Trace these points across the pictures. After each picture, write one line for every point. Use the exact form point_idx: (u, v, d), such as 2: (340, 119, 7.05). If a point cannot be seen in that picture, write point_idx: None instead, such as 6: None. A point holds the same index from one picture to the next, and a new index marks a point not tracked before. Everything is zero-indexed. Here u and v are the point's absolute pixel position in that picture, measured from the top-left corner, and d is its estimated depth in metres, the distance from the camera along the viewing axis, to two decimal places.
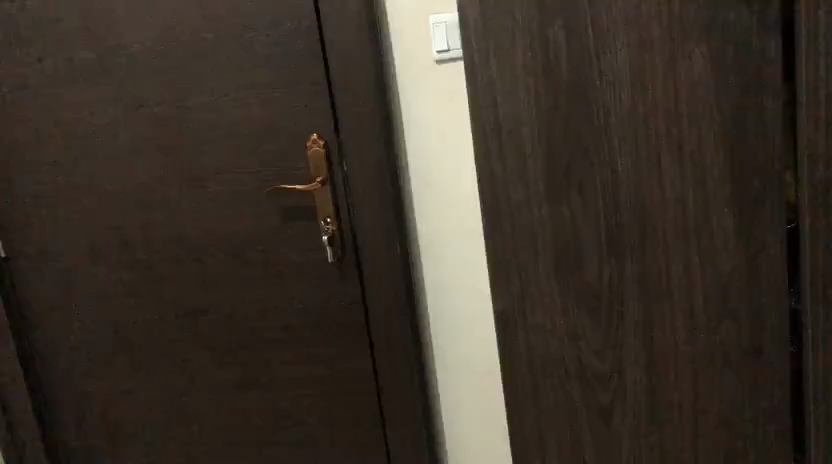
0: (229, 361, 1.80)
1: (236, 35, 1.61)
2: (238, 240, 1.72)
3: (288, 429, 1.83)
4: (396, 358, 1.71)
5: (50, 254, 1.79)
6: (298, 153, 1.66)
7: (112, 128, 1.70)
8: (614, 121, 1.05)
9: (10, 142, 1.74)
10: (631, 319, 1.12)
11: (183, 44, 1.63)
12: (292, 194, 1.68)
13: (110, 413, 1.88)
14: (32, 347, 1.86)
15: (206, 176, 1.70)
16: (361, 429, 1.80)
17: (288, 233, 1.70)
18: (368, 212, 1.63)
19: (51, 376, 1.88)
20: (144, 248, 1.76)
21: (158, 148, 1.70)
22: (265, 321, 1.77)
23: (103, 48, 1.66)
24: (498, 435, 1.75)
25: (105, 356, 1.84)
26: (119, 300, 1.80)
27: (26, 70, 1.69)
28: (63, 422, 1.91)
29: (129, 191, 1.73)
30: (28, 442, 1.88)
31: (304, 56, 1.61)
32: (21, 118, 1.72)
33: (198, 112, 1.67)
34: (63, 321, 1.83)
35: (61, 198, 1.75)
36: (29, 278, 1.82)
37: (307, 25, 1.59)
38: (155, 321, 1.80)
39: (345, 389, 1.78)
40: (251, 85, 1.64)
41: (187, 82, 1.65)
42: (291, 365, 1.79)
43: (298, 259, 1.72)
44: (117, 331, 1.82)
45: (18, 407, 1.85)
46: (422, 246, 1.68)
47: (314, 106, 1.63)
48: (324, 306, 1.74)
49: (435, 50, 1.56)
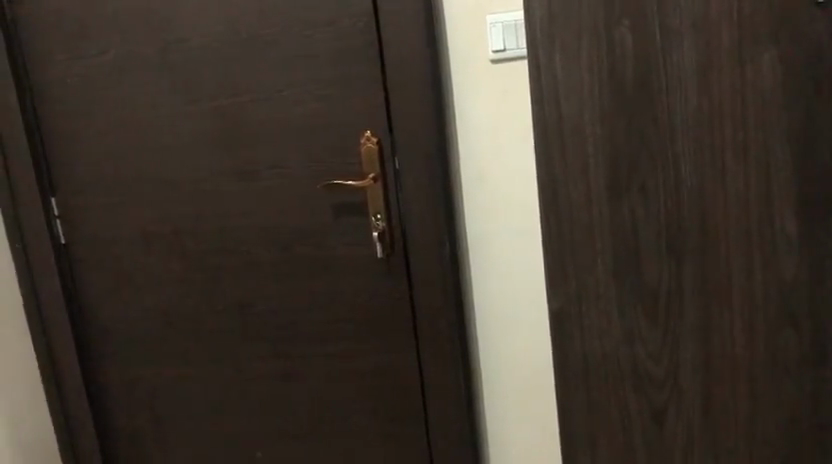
0: (276, 351, 1.82)
1: (294, 32, 1.64)
2: (289, 233, 1.75)
3: (333, 422, 1.85)
4: (442, 356, 1.72)
5: (105, 242, 1.83)
6: (351, 149, 1.68)
7: (170, 121, 1.74)
8: (679, 122, 1.04)
9: (71, 131, 1.79)
10: (689, 323, 1.10)
11: (242, 40, 1.66)
12: (344, 190, 1.70)
13: (158, 399, 1.91)
14: (87, 333, 1.90)
15: (259, 170, 1.73)
16: (404, 424, 1.81)
17: (338, 228, 1.72)
18: (420, 210, 1.65)
19: (102, 361, 1.92)
20: (197, 238, 1.79)
21: (213, 141, 1.73)
22: (313, 315, 1.79)
23: (164, 42, 1.69)
24: (544, 436, 1.75)
25: (157, 345, 1.88)
26: (171, 290, 1.84)
27: (89, 61, 1.74)
28: (112, 407, 1.94)
29: (184, 182, 1.76)
30: (80, 425, 1.93)
31: (361, 54, 1.62)
32: (83, 109, 1.77)
33: (254, 107, 1.69)
34: (116, 307, 1.87)
35: (119, 187, 1.79)
36: (85, 266, 1.86)
37: (364, 23, 1.60)
38: (205, 310, 1.83)
39: (389, 384, 1.80)
40: (307, 81, 1.66)
41: (244, 77, 1.68)
42: (337, 360, 1.81)
43: (348, 254, 1.74)
44: (168, 318, 1.85)
45: (72, 389, 1.90)
46: (472, 245, 1.68)
47: (370, 103, 1.65)
48: (372, 302, 1.76)
49: (491, 50, 1.58)
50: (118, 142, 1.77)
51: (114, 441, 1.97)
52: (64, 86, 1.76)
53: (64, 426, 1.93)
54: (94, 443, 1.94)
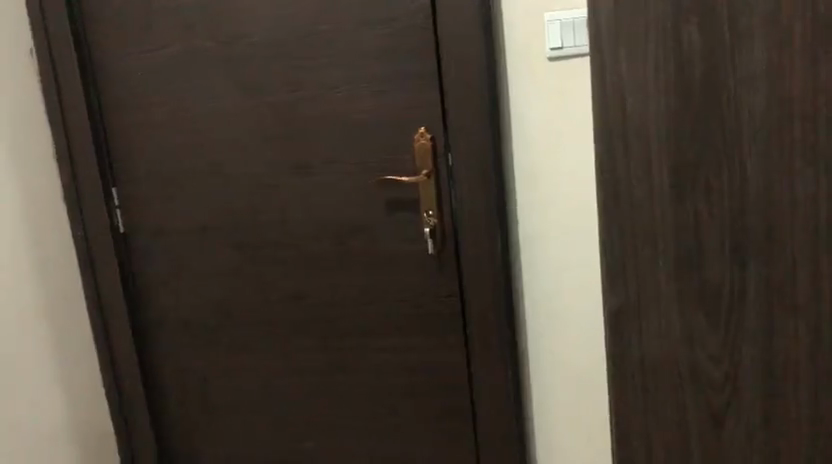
0: (326, 344, 1.85)
1: (351, 29, 1.66)
2: (341, 228, 1.77)
3: (381, 415, 1.86)
4: (491, 354, 1.72)
5: (162, 233, 1.88)
6: (405, 145, 1.69)
7: (227, 115, 1.77)
8: (746, 122, 1.03)
9: (131, 125, 1.83)
10: (751, 326, 1.09)
11: (300, 36, 1.68)
12: (396, 186, 1.72)
13: (210, 387, 1.95)
14: (144, 322, 1.95)
15: (314, 165, 1.75)
16: (451, 420, 1.82)
17: (390, 223, 1.74)
18: (473, 208, 1.65)
19: (157, 350, 1.96)
20: (251, 231, 1.82)
21: (270, 135, 1.76)
22: (363, 309, 1.81)
23: (224, 37, 1.72)
24: (593, 436, 1.75)
25: (210, 335, 1.91)
26: (225, 282, 1.87)
27: (150, 56, 1.78)
28: (166, 395, 1.99)
29: (240, 176, 1.80)
30: (134, 412, 1.97)
31: (417, 51, 1.63)
32: (143, 103, 1.81)
33: (310, 102, 1.72)
34: (172, 297, 1.92)
35: (176, 179, 1.83)
36: (143, 256, 1.90)
37: (421, 21, 1.61)
38: (258, 301, 1.86)
39: (437, 379, 1.81)
40: (363, 77, 1.68)
41: (301, 73, 1.70)
42: (386, 355, 1.82)
43: (399, 250, 1.75)
44: (221, 309, 1.89)
45: (128, 376, 1.95)
46: (525, 244, 1.68)
47: (425, 100, 1.66)
48: (422, 298, 1.77)
49: (548, 47, 1.58)
50: (177, 136, 1.81)
51: (168, 427, 2.01)
52: (126, 80, 1.80)
53: (120, 413, 1.97)
54: (148, 430, 1.98)
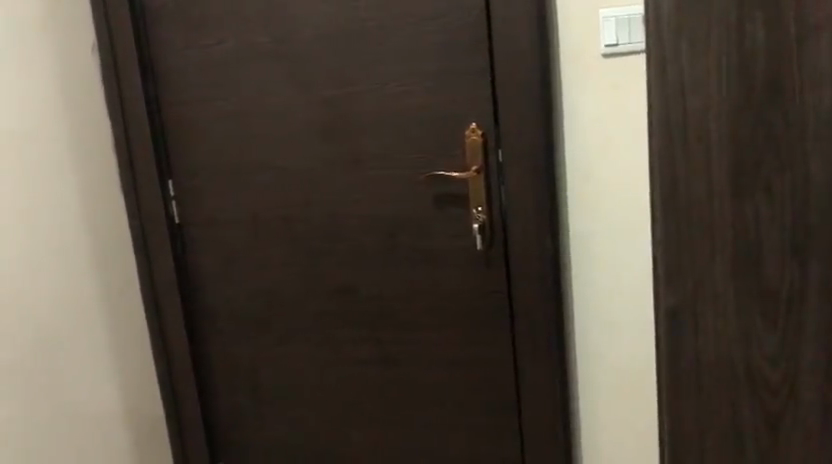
0: (373, 337, 1.87)
1: (405, 25, 1.67)
2: (391, 222, 1.78)
3: (426, 409, 1.87)
4: (538, 351, 1.72)
5: (216, 224, 1.91)
6: (455, 141, 1.69)
7: (281, 109, 1.80)
8: (816, 117, 0.89)
9: (187, 118, 1.87)
10: (813, 328, 0.95)
11: (354, 32, 1.70)
12: (447, 182, 1.72)
13: (259, 376, 1.98)
14: (196, 312, 1.99)
15: (365, 159, 1.76)
16: (497, 415, 1.82)
17: (439, 218, 1.75)
18: (523, 204, 1.65)
19: (208, 339, 2.00)
20: (302, 224, 1.85)
21: (322, 130, 1.78)
22: (410, 303, 1.82)
23: (279, 33, 1.75)
24: (640, 436, 1.74)
25: (259, 325, 1.95)
26: (276, 273, 1.90)
27: (207, 51, 1.81)
28: (216, 383, 2.03)
29: (292, 169, 1.82)
30: (185, 398, 2.02)
31: (471, 47, 1.64)
32: (199, 97, 1.85)
33: (363, 97, 1.73)
34: (223, 288, 1.95)
35: (230, 172, 1.87)
36: (196, 247, 1.95)
37: (475, 17, 1.62)
38: (307, 293, 1.89)
39: (484, 375, 1.81)
40: (415, 73, 1.69)
41: (354, 68, 1.72)
42: (433, 349, 1.83)
43: (448, 245, 1.76)
44: (271, 300, 1.92)
45: (179, 364, 1.99)
46: (575, 242, 1.68)
47: (477, 96, 1.66)
48: (470, 293, 1.77)
49: (603, 44, 1.57)
50: (231, 129, 1.84)
51: (217, 414, 2.05)
52: (183, 74, 1.84)
53: (171, 399, 2.02)
54: (197, 416, 2.03)
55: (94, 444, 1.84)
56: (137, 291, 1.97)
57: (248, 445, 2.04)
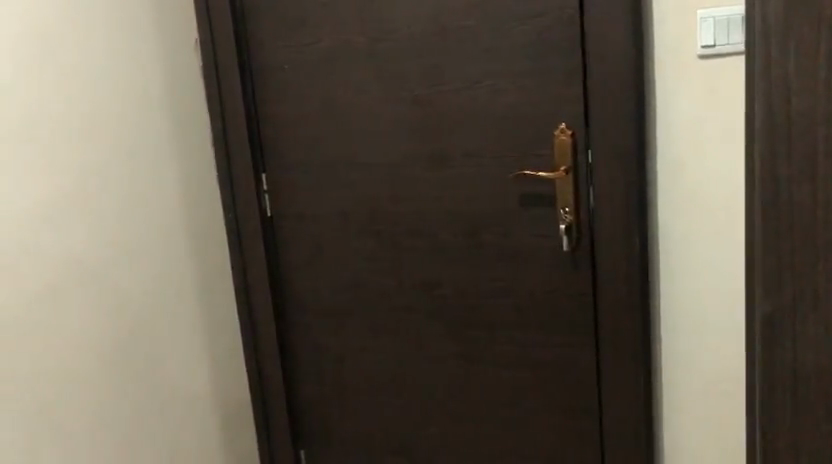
0: (455, 333, 1.89)
1: (497, 24, 1.68)
2: (477, 220, 1.80)
3: (506, 407, 1.89)
4: (621, 353, 1.72)
5: (305, 217, 1.97)
6: (544, 140, 1.70)
7: (372, 107, 1.84)
8: None
9: (282, 114, 1.93)
10: None
11: (447, 31, 1.73)
12: (535, 181, 1.72)
13: (343, 367, 2.03)
14: (284, 302, 2.06)
15: (452, 158, 1.79)
16: (578, 417, 1.82)
17: (525, 218, 1.75)
18: (613, 206, 1.64)
19: (296, 329, 2.06)
20: (389, 219, 1.89)
21: (411, 127, 1.81)
22: (494, 301, 1.83)
23: (373, 32, 1.79)
24: (725, 445, 1.71)
25: (344, 317, 2.00)
26: (361, 267, 1.95)
27: (303, 49, 1.87)
28: (301, 372, 2.09)
29: (381, 166, 1.86)
30: (272, 384, 2.09)
31: (563, 47, 1.64)
32: (294, 93, 1.91)
33: (453, 96, 1.76)
34: (311, 279, 2.01)
35: (321, 167, 1.92)
36: (286, 239, 2.01)
37: (568, 17, 1.61)
38: (392, 287, 1.93)
39: (566, 376, 1.81)
40: (506, 73, 1.70)
41: (445, 67, 1.75)
42: (515, 347, 1.84)
43: (534, 245, 1.76)
44: (356, 293, 1.97)
45: (267, 351, 2.07)
46: (663, 245, 1.67)
47: (567, 97, 1.65)
48: (555, 293, 1.77)
49: (700, 45, 1.54)
50: (323, 126, 1.89)
51: (301, 401, 2.11)
52: (279, 72, 1.90)
53: (259, 384, 2.10)
54: (282, 403, 2.09)
55: (186, 424, 1.92)
56: (230, 279, 2.05)
57: (330, 434, 2.10)
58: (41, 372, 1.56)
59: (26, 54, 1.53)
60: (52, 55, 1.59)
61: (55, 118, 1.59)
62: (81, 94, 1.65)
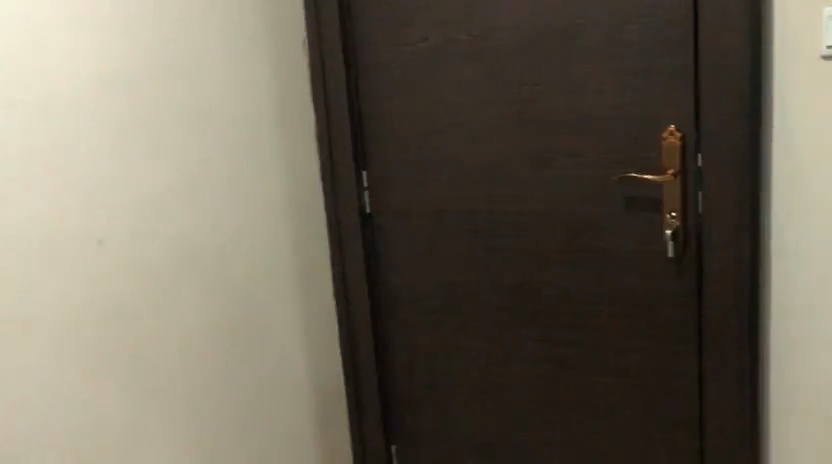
0: (551, 336, 1.86)
1: (605, 23, 1.65)
2: (577, 222, 1.77)
3: (601, 413, 1.86)
4: (727, 364, 1.66)
5: (404, 214, 1.99)
6: (652, 142, 1.65)
7: (473, 105, 1.83)
8: None
9: (383, 112, 1.95)
10: None
11: (553, 31, 1.71)
12: (640, 184, 1.68)
13: (436, 365, 2.04)
14: (380, 297, 2.08)
15: (554, 158, 1.77)
16: (677, 426, 1.78)
17: (629, 221, 1.71)
18: (724, 212, 1.58)
19: (390, 325, 2.08)
20: (487, 219, 1.88)
21: (513, 127, 1.80)
22: (593, 306, 1.80)
23: (477, 31, 1.79)
24: None
25: (439, 315, 2.00)
26: (457, 265, 1.95)
27: (406, 48, 1.88)
28: (394, 368, 2.11)
29: (480, 165, 1.86)
30: (366, 379, 2.11)
31: (674, 47, 1.59)
32: (395, 91, 1.92)
33: (556, 95, 1.73)
34: (407, 276, 2.03)
35: (420, 165, 1.93)
36: (384, 235, 2.03)
37: (681, 16, 1.56)
38: (487, 287, 1.92)
39: (665, 384, 1.77)
40: (613, 73, 1.66)
41: (550, 66, 1.72)
42: (614, 354, 1.80)
43: (636, 249, 1.72)
44: (452, 292, 1.97)
45: (363, 345, 2.10)
46: (777, 254, 1.60)
47: (678, 98, 1.60)
48: (657, 299, 1.73)
49: (824, 45, 1.47)
50: (424, 124, 1.90)
51: (392, 396, 2.13)
52: (382, 70, 1.93)
53: (352, 378, 2.12)
54: (375, 398, 2.12)
55: (284, 415, 1.98)
56: (329, 275, 2.09)
57: (421, 431, 2.11)
58: (152, 358, 1.64)
59: (149, 56, 1.61)
60: (172, 58, 1.65)
61: (173, 114, 1.66)
62: (198, 94, 1.71)
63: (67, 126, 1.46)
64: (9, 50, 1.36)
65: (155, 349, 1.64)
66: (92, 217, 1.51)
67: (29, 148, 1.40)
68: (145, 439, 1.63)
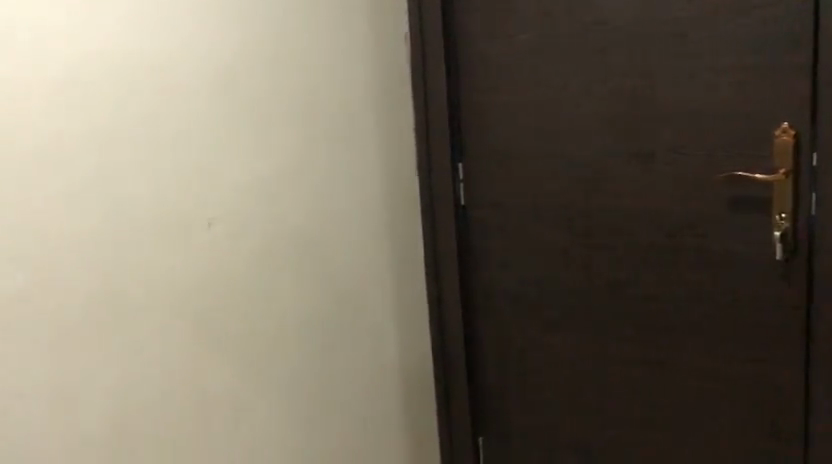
0: (647, 336, 1.83)
1: (716, 16, 1.59)
2: (678, 221, 1.72)
3: (697, 417, 1.81)
4: None
5: (499, 208, 1.98)
6: (762, 141, 1.59)
7: (574, 99, 1.81)
8: None
9: (481, 106, 1.95)
10: None
11: (660, 24, 1.66)
12: (748, 184, 1.63)
13: (527, 359, 2.03)
14: (472, 290, 2.08)
15: (656, 155, 1.72)
16: (779, 436, 1.71)
17: (734, 222, 1.66)
18: None
19: (481, 317, 2.08)
20: (584, 215, 1.85)
21: (614, 122, 1.76)
22: (692, 308, 1.75)
23: (580, 24, 1.76)
24: None
25: (532, 310, 1.99)
26: (552, 261, 1.93)
27: (506, 41, 1.88)
28: (483, 360, 2.11)
29: (579, 160, 1.83)
30: (456, 370, 2.11)
31: (790, 41, 1.53)
32: (495, 84, 1.92)
33: (662, 90, 1.69)
34: (500, 269, 2.02)
35: (517, 159, 1.92)
36: (479, 228, 2.02)
37: (799, 9, 1.51)
38: (582, 283, 1.89)
39: (768, 391, 1.70)
40: (722, 68, 1.61)
41: (655, 61, 1.68)
42: (715, 358, 1.75)
43: (741, 251, 1.66)
44: (545, 287, 1.95)
45: (454, 337, 2.09)
46: None
47: (792, 94, 1.54)
48: (762, 303, 1.67)
49: None
50: (523, 116, 1.89)
51: (482, 389, 2.13)
52: (483, 63, 1.92)
53: (443, 369, 2.13)
54: (465, 389, 2.11)
55: (377, 403, 2.00)
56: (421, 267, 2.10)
57: (510, 424, 2.10)
58: (252, 344, 1.69)
59: (257, 49, 1.65)
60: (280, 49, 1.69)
61: (282, 103, 1.70)
62: (306, 84, 1.75)
63: (178, 120, 1.51)
64: (127, 46, 1.43)
65: (255, 335, 1.69)
66: (201, 206, 1.57)
67: (144, 139, 1.47)
68: (243, 421, 1.69)
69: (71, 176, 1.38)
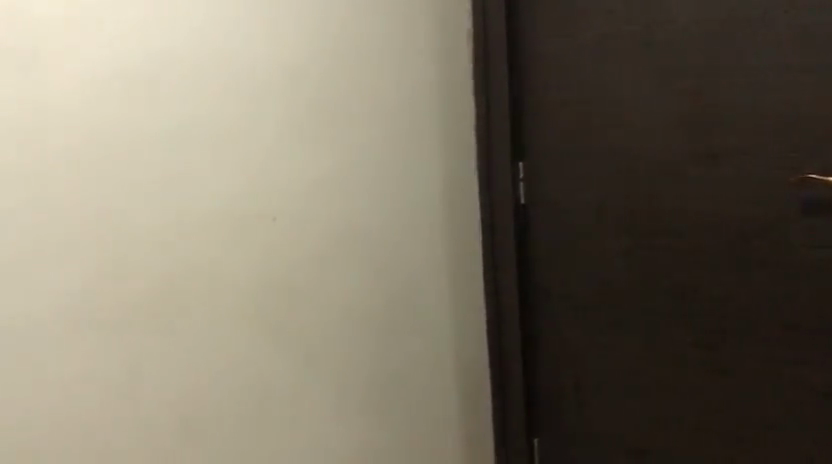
0: (709, 339, 1.79)
1: (787, 17, 1.59)
2: (744, 223, 1.70)
3: (758, 423, 1.76)
4: None
5: (559, 208, 1.96)
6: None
7: (637, 99, 1.79)
8: None
9: (543, 105, 1.94)
10: None
11: (729, 24, 1.65)
12: (817, 186, 1.60)
13: (583, 361, 2.01)
14: (530, 290, 2.07)
15: (723, 156, 1.70)
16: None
17: (803, 224, 1.64)
18: None
19: (539, 318, 2.07)
20: (645, 215, 1.83)
21: (679, 122, 1.74)
22: (756, 311, 1.72)
23: (646, 24, 1.75)
24: None
25: (590, 311, 1.96)
26: (611, 262, 1.90)
27: (569, 40, 1.87)
28: (539, 360, 2.09)
29: (641, 160, 1.81)
30: (512, 371, 2.09)
31: None
32: (556, 83, 1.91)
33: (729, 91, 1.67)
34: (558, 269, 2.00)
35: (578, 159, 1.90)
36: (538, 227, 2.01)
37: None
38: (641, 285, 1.86)
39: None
40: (792, 70, 1.60)
41: (724, 61, 1.67)
42: (779, 363, 1.71)
43: (809, 254, 1.64)
44: (603, 288, 1.93)
45: (512, 337, 2.07)
46: None
47: None
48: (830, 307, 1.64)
49: None
50: (585, 116, 1.87)
51: (537, 390, 2.12)
52: (546, 62, 1.92)
53: (498, 369, 2.11)
54: (520, 390, 2.09)
55: (436, 406, 1.97)
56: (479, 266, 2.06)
57: (566, 427, 2.07)
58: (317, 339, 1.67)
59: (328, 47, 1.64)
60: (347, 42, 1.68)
61: (350, 94, 1.69)
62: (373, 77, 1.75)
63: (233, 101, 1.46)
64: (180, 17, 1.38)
65: (321, 333, 1.67)
66: (268, 201, 1.54)
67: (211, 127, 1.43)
68: (300, 420, 1.63)
69: (136, 157, 1.34)
